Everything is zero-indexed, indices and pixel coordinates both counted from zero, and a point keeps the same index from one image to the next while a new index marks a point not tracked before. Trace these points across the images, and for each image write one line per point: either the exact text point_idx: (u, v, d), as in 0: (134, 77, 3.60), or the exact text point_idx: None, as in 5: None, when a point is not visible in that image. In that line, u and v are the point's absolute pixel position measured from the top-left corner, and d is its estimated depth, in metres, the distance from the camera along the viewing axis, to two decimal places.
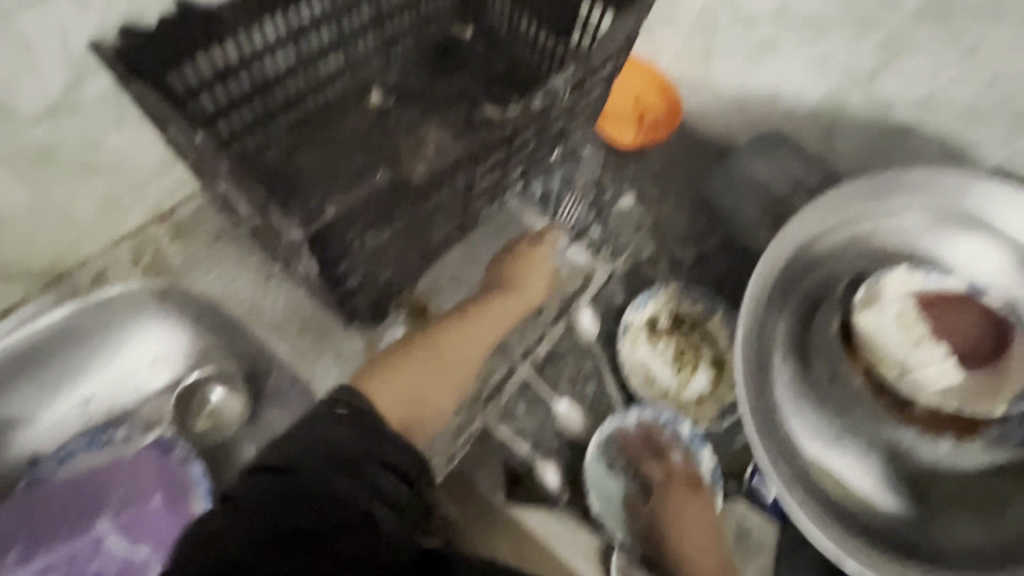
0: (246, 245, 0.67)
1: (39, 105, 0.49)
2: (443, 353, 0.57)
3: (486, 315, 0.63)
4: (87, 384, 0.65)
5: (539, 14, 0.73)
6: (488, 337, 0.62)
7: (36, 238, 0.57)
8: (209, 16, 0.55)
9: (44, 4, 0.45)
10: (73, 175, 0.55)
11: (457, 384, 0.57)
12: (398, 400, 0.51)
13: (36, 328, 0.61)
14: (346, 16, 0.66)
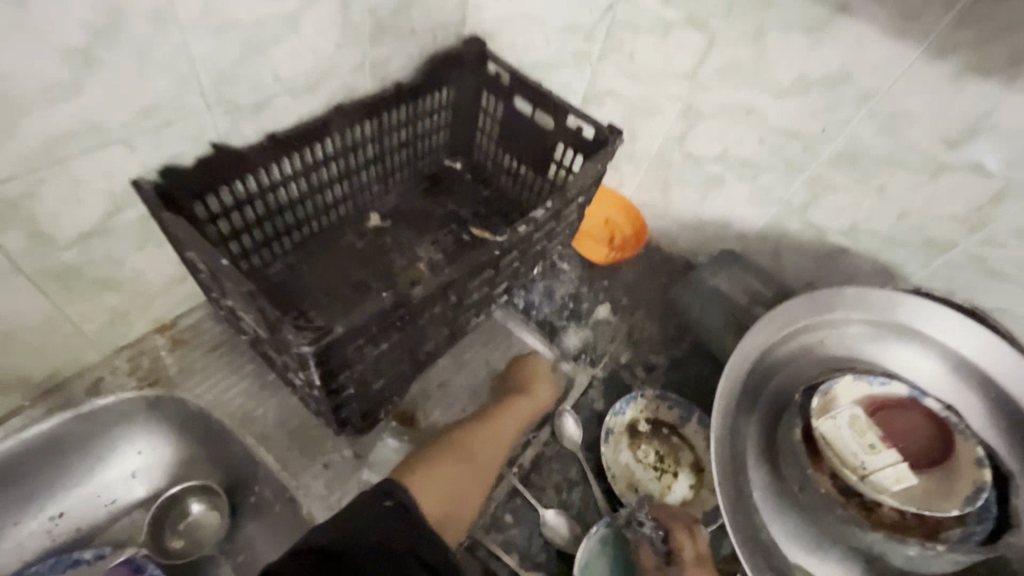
0: (243, 354, 0.69)
1: (75, 232, 0.53)
2: (472, 452, 0.59)
3: (505, 417, 0.66)
4: (59, 499, 0.63)
5: (520, 152, 0.85)
6: (509, 439, 0.64)
7: (41, 351, 0.59)
8: (238, 155, 0.63)
9: (101, 151, 0.51)
10: (91, 292, 0.59)
11: (484, 482, 0.58)
12: (433, 493, 0.53)
13: (23, 438, 0.59)
14: (355, 154, 0.76)
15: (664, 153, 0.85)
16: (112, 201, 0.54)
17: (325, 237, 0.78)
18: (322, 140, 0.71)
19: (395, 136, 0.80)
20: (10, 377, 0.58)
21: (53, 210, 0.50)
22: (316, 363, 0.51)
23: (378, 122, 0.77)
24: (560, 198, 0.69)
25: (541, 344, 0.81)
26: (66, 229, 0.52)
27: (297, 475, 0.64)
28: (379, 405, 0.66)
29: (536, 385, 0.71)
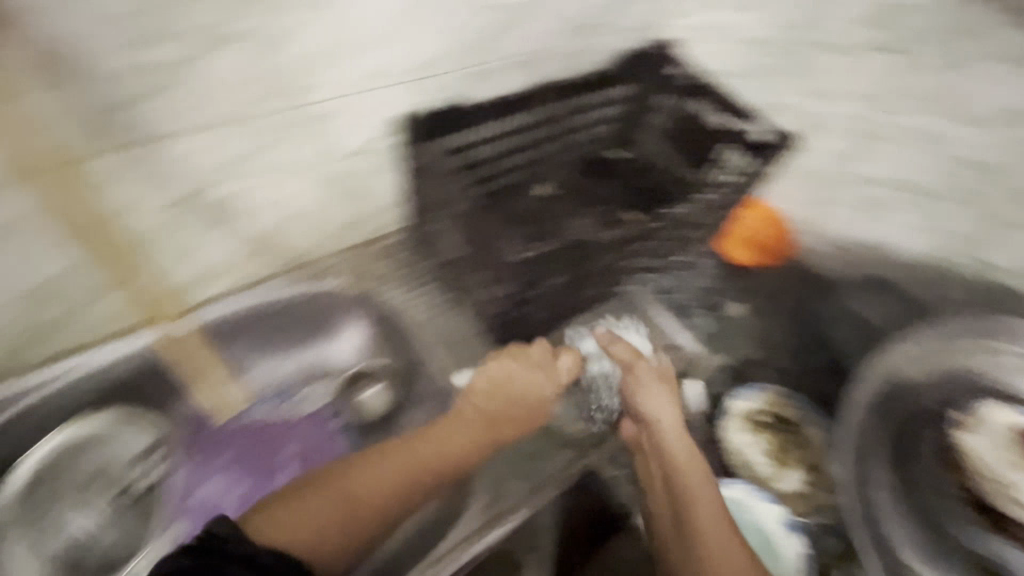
0: (429, 276, 0.84)
1: (356, 145, 0.71)
2: (381, 471, 0.65)
3: (438, 433, 0.70)
4: (293, 349, 0.79)
5: (682, 147, 0.88)
6: (432, 461, 0.67)
7: (300, 233, 0.75)
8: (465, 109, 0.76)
9: (383, 89, 0.68)
10: (344, 195, 0.76)
11: (361, 512, 0.62)
12: (284, 529, 0.58)
13: (284, 293, 0.76)
14: (540, 126, 0.83)
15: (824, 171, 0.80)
16: (383, 127, 0.72)
17: (501, 197, 0.84)
18: (522, 108, 0.81)
19: (577, 120, 0.87)
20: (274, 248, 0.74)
21: (346, 124, 0.68)
22: None
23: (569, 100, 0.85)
24: None
25: (670, 322, 0.90)
26: (347, 145, 0.70)
27: None
28: None
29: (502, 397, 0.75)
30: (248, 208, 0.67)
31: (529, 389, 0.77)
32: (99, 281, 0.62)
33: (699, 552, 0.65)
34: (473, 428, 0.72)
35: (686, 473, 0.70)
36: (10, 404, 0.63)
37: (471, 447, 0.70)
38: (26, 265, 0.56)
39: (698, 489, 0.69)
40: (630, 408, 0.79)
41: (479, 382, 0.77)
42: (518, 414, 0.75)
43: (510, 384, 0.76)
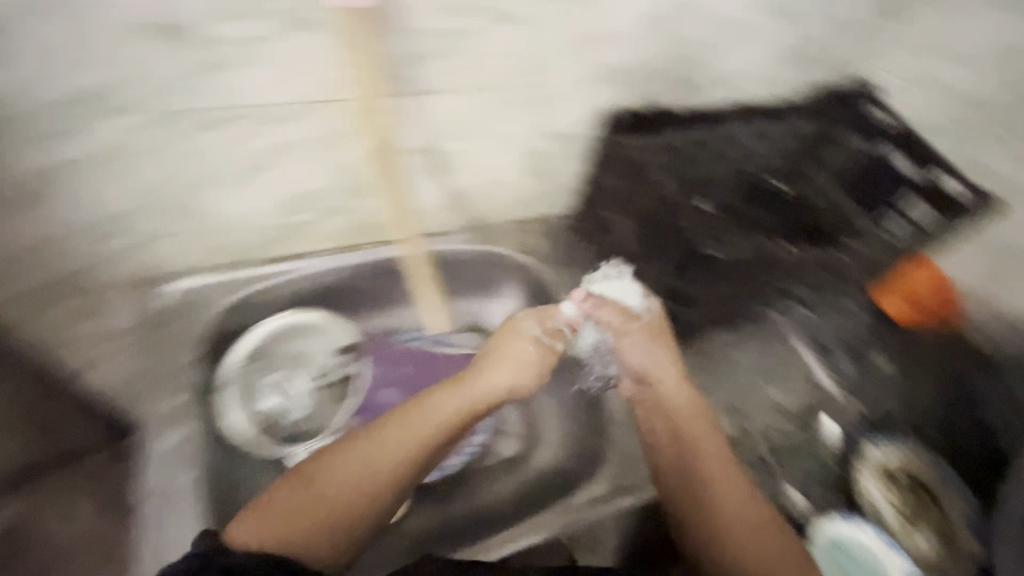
0: (585, 259, 0.91)
1: (555, 132, 0.78)
2: (348, 461, 0.61)
3: (427, 407, 0.66)
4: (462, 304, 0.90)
5: (856, 182, 0.79)
6: (423, 431, 0.64)
7: (488, 200, 0.85)
8: (645, 116, 0.79)
9: (590, 85, 0.72)
10: (531, 173, 0.84)
11: (353, 493, 0.59)
12: (263, 525, 0.56)
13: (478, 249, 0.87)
14: (699, 146, 0.80)
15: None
16: (579, 119, 0.77)
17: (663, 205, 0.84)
18: (693, 122, 0.80)
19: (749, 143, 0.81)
20: (461, 207, 0.83)
21: (552, 111, 0.74)
22: None
23: (751, 118, 0.80)
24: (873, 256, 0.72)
25: (812, 359, 0.87)
26: (559, 128, 0.77)
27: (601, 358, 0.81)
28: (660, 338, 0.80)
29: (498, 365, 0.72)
30: (463, 166, 0.77)
31: (518, 363, 0.73)
32: (341, 201, 0.74)
33: (700, 523, 0.65)
34: (460, 404, 0.68)
35: (688, 426, 0.70)
36: (254, 284, 0.77)
37: (449, 426, 0.66)
38: (301, 178, 0.68)
39: (709, 455, 0.68)
40: (629, 368, 0.76)
41: (476, 360, 0.74)
42: (506, 381, 0.72)
43: (501, 359, 0.73)
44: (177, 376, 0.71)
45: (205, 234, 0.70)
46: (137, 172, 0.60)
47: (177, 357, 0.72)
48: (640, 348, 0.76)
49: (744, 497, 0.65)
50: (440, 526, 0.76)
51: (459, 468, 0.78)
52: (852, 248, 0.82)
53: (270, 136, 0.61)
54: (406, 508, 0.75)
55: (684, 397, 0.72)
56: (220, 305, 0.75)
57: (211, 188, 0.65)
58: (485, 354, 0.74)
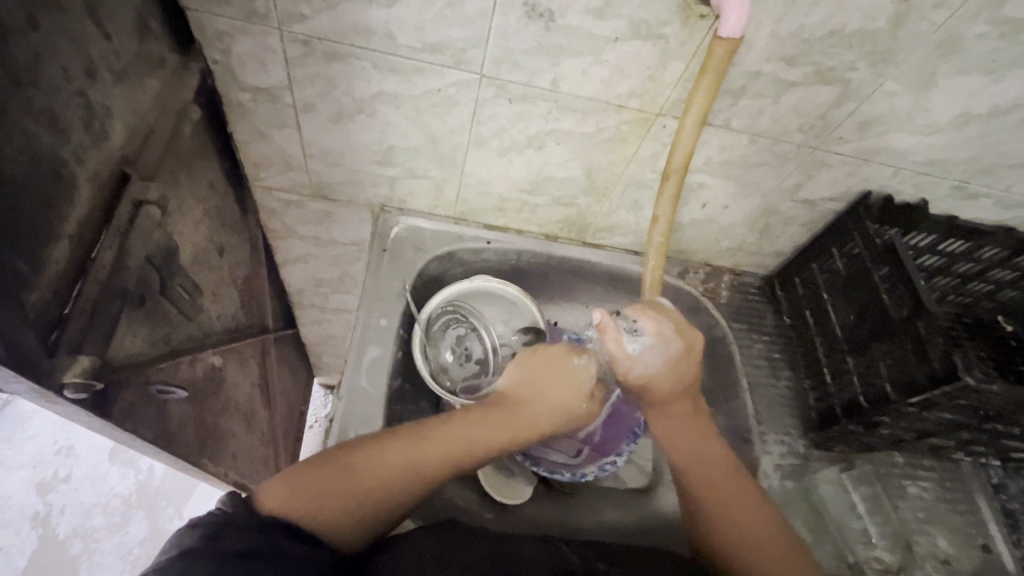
0: (769, 327, 0.87)
1: (804, 198, 0.76)
2: (388, 455, 0.54)
3: (464, 422, 0.59)
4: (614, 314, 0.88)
5: None
6: (475, 439, 0.58)
7: (695, 238, 0.85)
8: (917, 208, 0.74)
9: (871, 163, 0.69)
10: (752, 226, 0.82)
11: (397, 487, 0.53)
12: (300, 504, 0.48)
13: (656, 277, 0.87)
14: (954, 262, 0.78)
15: None
16: (836, 191, 0.74)
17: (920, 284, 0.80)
18: (963, 238, 0.76)
19: (997, 273, 0.79)
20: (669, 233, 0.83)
21: (818, 174, 0.71)
22: (904, 396, 0.64)
23: (1010, 257, 0.77)
24: None
25: (995, 525, 0.77)
26: (807, 193, 0.75)
27: (761, 432, 0.78)
28: (840, 437, 0.75)
29: (553, 383, 0.65)
30: (693, 199, 0.77)
31: (567, 404, 0.65)
32: (571, 195, 0.77)
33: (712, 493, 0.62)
34: (500, 428, 0.60)
35: (715, 468, 0.63)
36: (464, 242, 0.82)
37: (487, 446, 0.59)
38: (553, 165, 0.72)
39: (681, 415, 0.65)
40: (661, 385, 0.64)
41: (517, 381, 0.65)
42: (551, 420, 0.64)
43: (552, 390, 0.65)
44: (377, 285, 0.76)
45: (450, 186, 0.77)
46: (434, 119, 0.66)
47: (396, 282, 0.76)
48: (679, 371, 0.63)
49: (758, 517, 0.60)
50: (556, 526, 0.74)
51: (592, 479, 0.75)
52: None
53: (555, 121, 0.65)
54: (528, 496, 0.74)
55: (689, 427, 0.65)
56: (433, 251, 0.80)
57: (479, 150, 0.70)
58: (537, 366, 0.66)
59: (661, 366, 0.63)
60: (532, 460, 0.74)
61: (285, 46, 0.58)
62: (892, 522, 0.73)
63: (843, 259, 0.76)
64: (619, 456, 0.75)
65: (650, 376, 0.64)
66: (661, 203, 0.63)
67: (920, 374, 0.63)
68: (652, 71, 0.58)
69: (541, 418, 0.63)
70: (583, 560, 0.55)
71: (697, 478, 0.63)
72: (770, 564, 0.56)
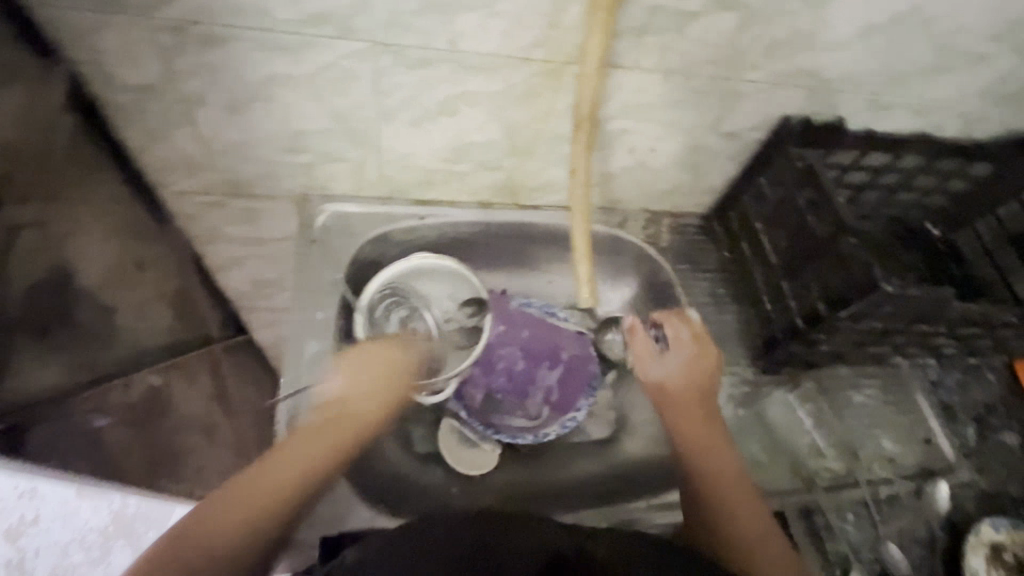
0: (712, 264, 0.88)
1: (727, 131, 0.75)
2: (217, 517, 0.54)
3: (295, 445, 0.59)
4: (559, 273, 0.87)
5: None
6: (310, 456, 0.58)
7: (629, 186, 0.84)
8: (834, 125, 0.75)
9: (785, 88, 0.69)
10: (683, 167, 0.82)
11: (241, 531, 0.54)
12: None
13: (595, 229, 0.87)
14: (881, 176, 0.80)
15: None
16: (757, 120, 0.74)
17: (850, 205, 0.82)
18: (880, 149, 0.78)
19: (920, 180, 0.81)
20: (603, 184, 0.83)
21: (737, 105, 0.71)
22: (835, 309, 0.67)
23: (930, 160, 0.79)
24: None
25: (934, 418, 0.82)
26: (730, 125, 0.74)
27: None
28: (787, 363, 0.77)
29: (370, 369, 0.63)
30: (619, 146, 0.76)
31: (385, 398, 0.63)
32: (497, 158, 0.75)
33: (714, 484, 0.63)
34: (321, 439, 0.59)
35: (711, 459, 0.65)
36: (396, 222, 0.80)
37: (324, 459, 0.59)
38: (471, 130, 0.69)
39: (688, 416, 0.67)
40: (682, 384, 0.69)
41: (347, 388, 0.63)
42: (376, 409, 0.63)
43: (368, 388, 0.63)
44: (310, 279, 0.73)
45: (370, 165, 0.74)
46: (337, 96, 0.62)
47: (329, 273, 0.74)
48: (697, 371, 0.69)
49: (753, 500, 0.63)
50: (526, 487, 0.75)
51: (555, 438, 0.77)
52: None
53: (462, 83, 0.62)
54: (496, 462, 0.75)
55: (694, 426, 0.67)
56: (365, 236, 0.78)
57: (392, 123, 0.67)
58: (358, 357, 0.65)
59: (684, 368, 0.70)
60: (492, 427, 0.75)
61: (156, 34, 0.53)
62: (840, 435, 0.77)
63: (771, 186, 0.77)
64: (581, 411, 0.77)
65: (676, 376, 0.69)
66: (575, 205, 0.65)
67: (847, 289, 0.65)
68: (552, 17, 0.56)
69: (357, 413, 0.62)
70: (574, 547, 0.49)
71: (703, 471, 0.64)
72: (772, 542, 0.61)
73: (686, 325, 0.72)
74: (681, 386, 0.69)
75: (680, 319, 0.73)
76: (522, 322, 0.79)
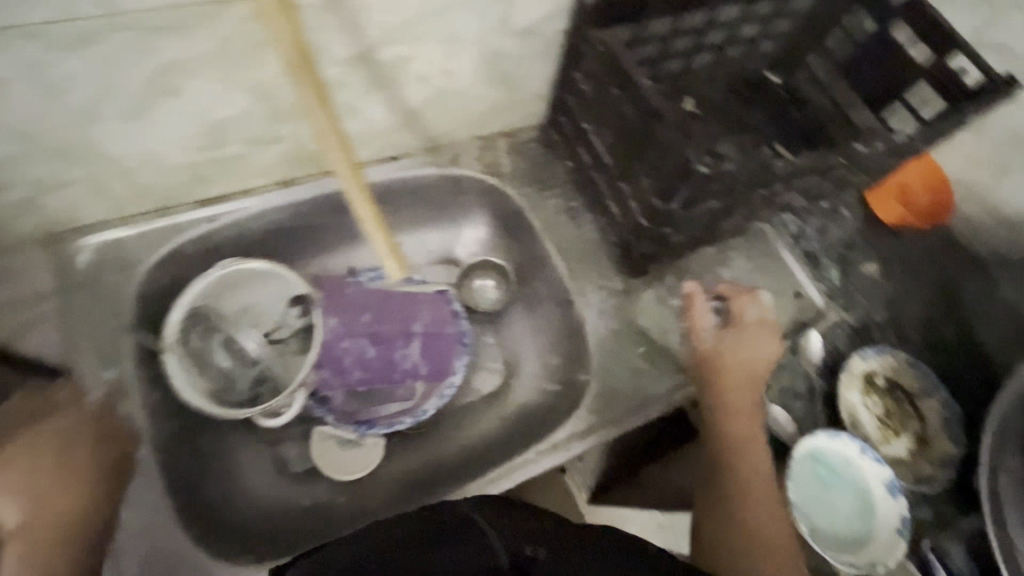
0: (559, 177, 0.81)
1: (520, 30, 0.66)
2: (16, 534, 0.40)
3: None
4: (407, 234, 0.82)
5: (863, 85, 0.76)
6: None
7: (442, 117, 0.75)
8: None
9: None
10: (493, 81, 0.72)
11: None
12: None
13: (422, 175, 0.78)
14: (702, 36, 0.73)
15: (991, 156, 0.80)
16: (547, 9, 0.64)
17: (678, 78, 0.76)
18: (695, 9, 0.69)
19: (743, 30, 0.75)
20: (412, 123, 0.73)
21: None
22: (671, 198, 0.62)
23: (747, 7, 0.72)
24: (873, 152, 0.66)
25: (800, 270, 0.83)
26: (519, 22, 0.64)
27: (579, 287, 0.76)
28: (652, 262, 0.74)
29: None
30: (406, 77, 0.65)
31: None
32: (266, 130, 0.62)
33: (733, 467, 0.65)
34: None
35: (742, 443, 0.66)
36: (181, 234, 0.66)
37: None
38: (211, 105, 0.56)
39: (740, 401, 0.67)
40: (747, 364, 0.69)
41: None
42: None
43: None
44: (91, 334, 0.61)
45: (111, 180, 0.60)
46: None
47: (111, 320, 0.62)
48: (763, 355, 0.69)
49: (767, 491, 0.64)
50: (418, 472, 0.71)
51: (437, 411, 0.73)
52: (854, 151, 0.67)
53: (158, 54, 0.49)
54: (383, 457, 0.71)
55: (745, 412, 0.67)
56: (145, 261, 0.65)
57: (100, 126, 0.53)
58: None
59: (757, 350, 0.69)
60: (364, 424, 0.70)
61: None
62: (714, 319, 0.77)
63: (586, 80, 0.69)
64: (454, 376, 0.72)
65: (738, 355, 0.69)
66: (346, 186, 0.50)
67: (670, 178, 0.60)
68: None
69: None
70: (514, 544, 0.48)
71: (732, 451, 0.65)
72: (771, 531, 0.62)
73: (759, 308, 0.71)
74: (738, 362, 0.69)
75: (760, 310, 0.71)
76: (360, 305, 0.70)
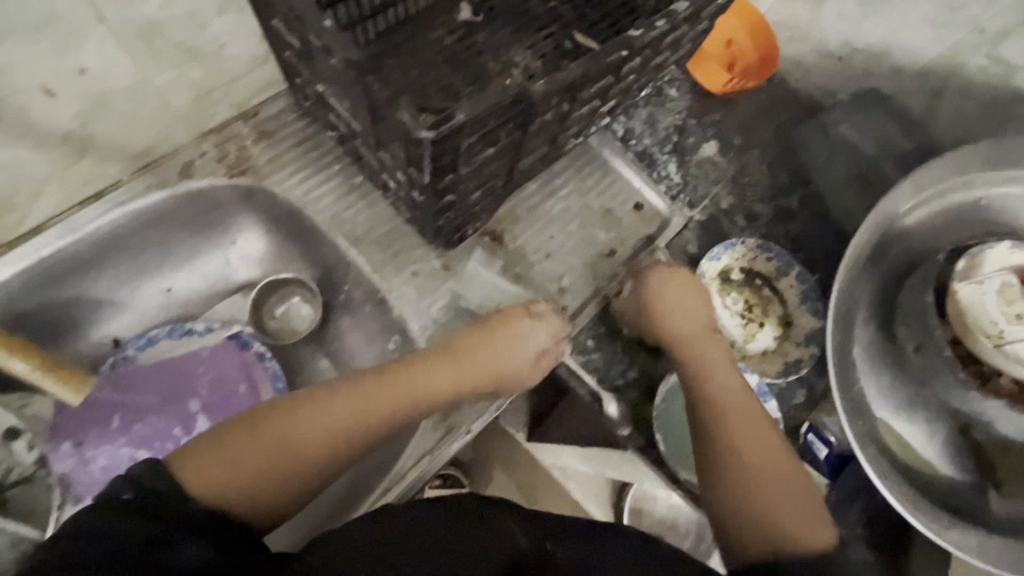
0: (330, 152, 0.65)
1: None
2: (244, 444, 0.44)
3: None
4: (171, 275, 0.67)
5: None
6: None
7: (131, 121, 0.56)
8: None
9: None
10: (170, 58, 0.53)
11: None
12: None
13: (139, 208, 0.60)
14: None
15: None
16: None
17: None
18: None
19: None
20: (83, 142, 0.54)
21: None
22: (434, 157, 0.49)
23: None
24: (670, 17, 0.55)
25: (635, 175, 0.74)
26: None
27: (387, 279, 0.64)
28: (469, 222, 0.62)
29: None
30: (20, 93, 0.47)
31: None
32: None
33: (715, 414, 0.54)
34: None
35: (720, 391, 0.55)
36: None
37: None
38: None
39: (702, 349, 0.59)
40: (688, 314, 0.61)
41: None
42: None
43: None
44: None
45: None
46: None
47: None
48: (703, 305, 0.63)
49: (765, 433, 0.52)
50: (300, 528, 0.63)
51: None
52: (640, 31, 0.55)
53: None
54: None
55: (722, 364, 0.58)
56: None
57: None
58: None
59: (693, 304, 0.62)
60: None
61: None
62: (551, 268, 0.67)
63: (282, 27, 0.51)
64: None
65: (676, 311, 0.61)
66: None
67: (406, 139, 0.46)
68: None
69: None
70: (535, 540, 0.40)
71: (710, 393, 0.55)
72: (774, 480, 0.49)
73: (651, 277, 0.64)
74: (678, 310, 0.61)
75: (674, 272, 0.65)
76: (113, 406, 0.62)
